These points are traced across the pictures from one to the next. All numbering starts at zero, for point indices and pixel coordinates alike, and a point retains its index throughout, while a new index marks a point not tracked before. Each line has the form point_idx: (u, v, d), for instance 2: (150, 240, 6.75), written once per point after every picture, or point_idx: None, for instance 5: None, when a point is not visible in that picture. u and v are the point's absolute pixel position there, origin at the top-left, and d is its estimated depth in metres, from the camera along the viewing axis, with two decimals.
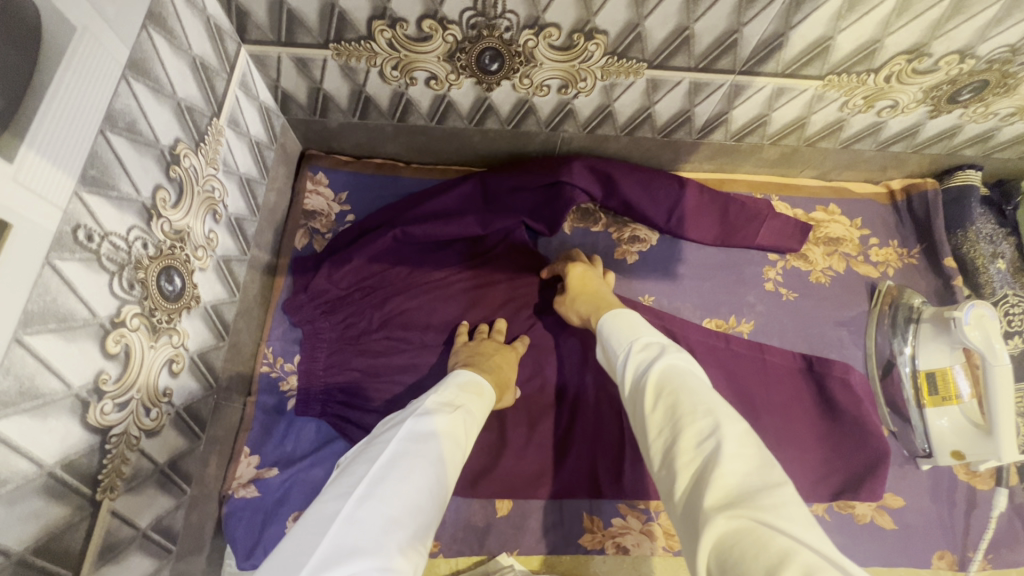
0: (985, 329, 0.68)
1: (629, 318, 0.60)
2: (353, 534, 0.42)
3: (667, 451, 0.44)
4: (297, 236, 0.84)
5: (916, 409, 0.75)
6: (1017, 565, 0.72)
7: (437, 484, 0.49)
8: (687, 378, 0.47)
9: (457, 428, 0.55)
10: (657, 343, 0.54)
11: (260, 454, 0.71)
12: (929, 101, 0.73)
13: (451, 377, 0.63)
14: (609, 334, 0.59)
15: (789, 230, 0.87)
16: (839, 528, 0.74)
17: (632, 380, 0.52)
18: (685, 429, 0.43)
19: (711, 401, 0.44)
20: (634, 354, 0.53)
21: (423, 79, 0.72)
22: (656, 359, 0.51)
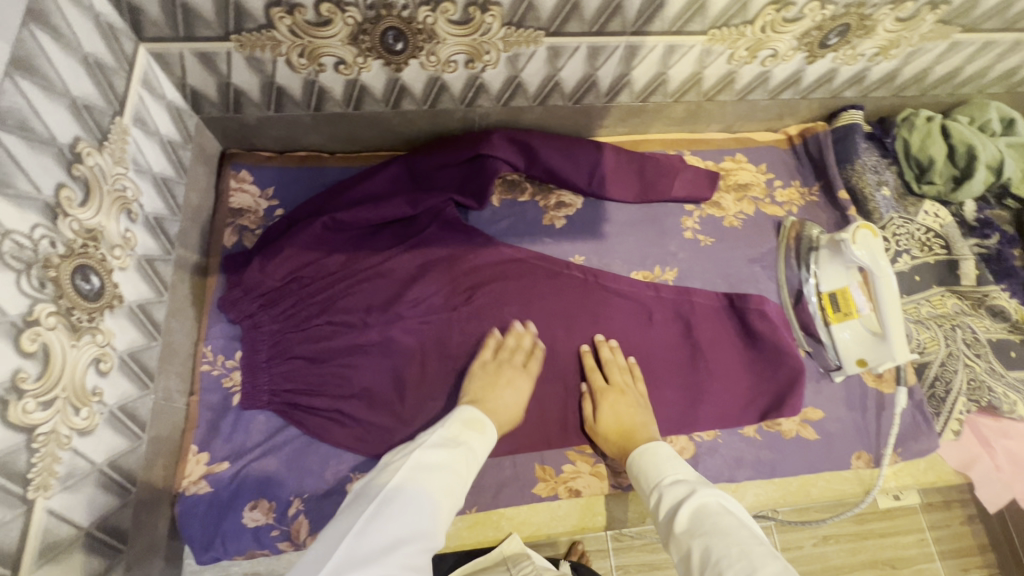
0: (868, 244, 0.76)
1: (653, 455, 0.65)
2: (355, 556, 0.47)
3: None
4: (226, 235, 0.83)
5: (824, 327, 0.82)
6: (922, 454, 0.81)
7: (435, 511, 0.53)
8: (721, 518, 0.52)
9: (455, 459, 0.59)
10: (690, 483, 0.59)
11: (209, 451, 0.71)
12: (804, 47, 0.81)
13: (457, 412, 0.67)
14: (639, 475, 0.65)
15: (700, 179, 0.93)
16: (769, 445, 0.81)
17: (667, 519, 0.57)
18: (723, 574, 0.47)
19: (744, 542, 0.49)
20: (665, 495, 0.59)
21: (331, 65, 0.73)
22: (686, 501, 0.56)
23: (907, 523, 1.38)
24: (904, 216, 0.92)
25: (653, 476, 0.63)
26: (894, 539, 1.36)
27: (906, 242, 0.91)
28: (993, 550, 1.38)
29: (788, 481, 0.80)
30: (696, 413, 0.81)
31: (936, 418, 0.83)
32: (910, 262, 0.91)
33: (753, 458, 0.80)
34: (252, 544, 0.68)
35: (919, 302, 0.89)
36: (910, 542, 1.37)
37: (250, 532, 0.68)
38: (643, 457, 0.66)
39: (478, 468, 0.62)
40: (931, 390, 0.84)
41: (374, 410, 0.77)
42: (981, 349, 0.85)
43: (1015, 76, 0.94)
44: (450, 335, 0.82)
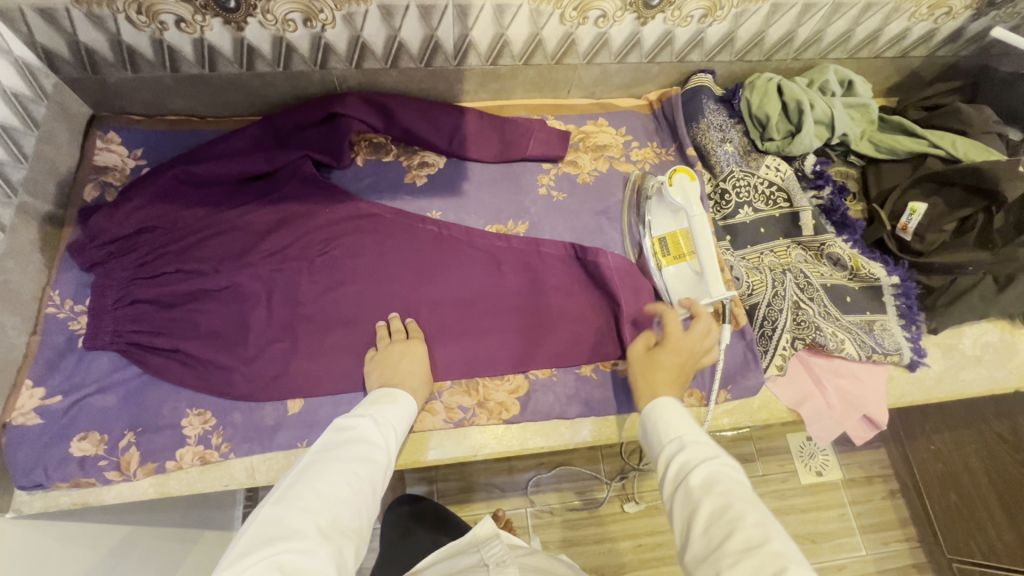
0: (683, 187, 0.81)
1: (670, 406, 0.61)
2: (272, 531, 0.48)
3: (710, 548, 0.47)
4: (86, 190, 0.87)
5: (658, 271, 0.86)
6: (752, 391, 0.85)
7: (356, 479, 0.55)
8: (737, 485, 0.50)
9: (371, 432, 0.62)
10: (707, 444, 0.56)
11: (44, 386, 0.74)
12: (630, 8, 0.86)
13: (367, 396, 0.70)
14: (652, 423, 0.61)
15: (554, 139, 0.98)
16: (603, 383, 0.84)
17: (676, 473, 0.54)
18: (735, 532, 0.46)
19: (759, 512, 0.48)
20: (683, 449, 0.56)
21: (172, 22, 0.78)
22: (704, 463, 0.53)
23: (826, 498, 1.39)
24: (746, 169, 0.96)
25: (671, 429, 0.59)
26: (814, 515, 1.36)
27: (747, 194, 0.94)
28: (914, 526, 1.37)
29: (622, 417, 0.83)
30: (531, 353, 0.84)
31: (765, 356, 0.86)
32: (754, 214, 0.94)
33: (586, 395, 0.83)
34: (77, 472, 0.71)
35: (764, 252, 0.93)
36: (832, 517, 1.37)
37: (76, 461, 0.72)
38: (658, 407, 0.62)
39: (395, 438, 0.64)
40: (762, 330, 0.87)
41: (216, 351, 0.80)
42: (814, 293, 0.89)
43: (853, 41, 0.99)
44: (301, 282, 0.86)
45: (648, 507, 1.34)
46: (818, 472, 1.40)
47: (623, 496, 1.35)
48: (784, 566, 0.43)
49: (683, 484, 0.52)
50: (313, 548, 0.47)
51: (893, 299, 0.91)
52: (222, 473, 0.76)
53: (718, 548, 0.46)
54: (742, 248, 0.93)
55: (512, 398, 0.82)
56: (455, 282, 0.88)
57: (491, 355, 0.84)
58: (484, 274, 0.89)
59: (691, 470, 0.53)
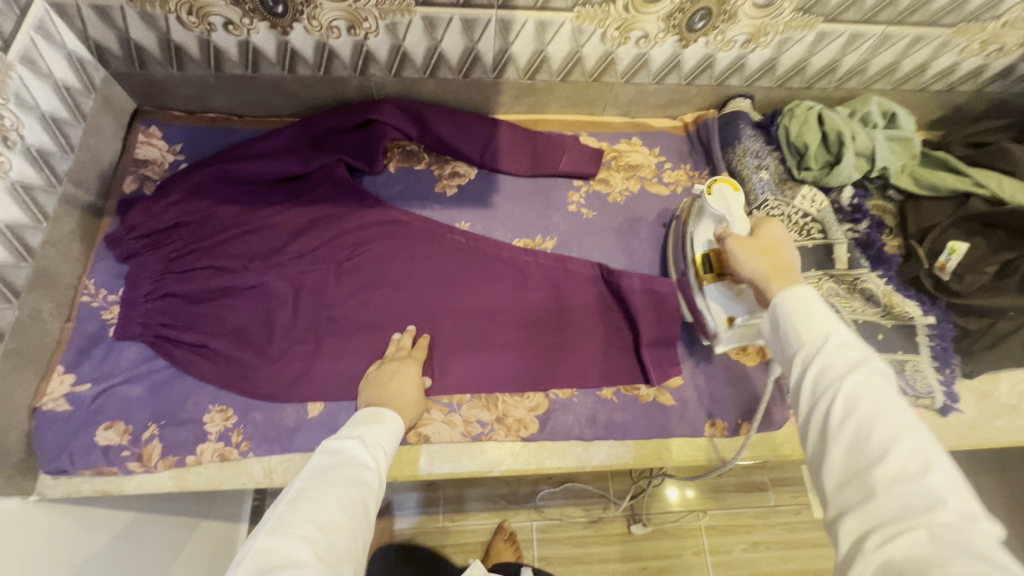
0: (722, 197, 0.77)
1: (808, 298, 0.52)
2: (268, 563, 0.45)
3: (853, 468, 0.42)
4: (127, 182, 0.89)
5: (698, 290, 0.80)
6: (776, 426, 0.84)
7: (350, 502, 0.53)
8: (885, 407, 0.43)
9: (361, 453, 0.59)
10: (854, 346, 0.48)
11: (75, 373, 0.76)
12: (673, 30, 0.85)
13: (352, 416, 0.67)
14: (787, 317, 0.52)
15: (587, 156, 0.98)
16: (624, 407, 0.83)
17: (812, 382, 0.47)
18: (882, 456, 0.41)
19: (914, 437, 0.42)
20: (821, 358, 0.48)
21: (220, 25, 0.80)
22: (850, 379, 0.45)
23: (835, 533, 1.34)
24: (780, 198, 0.94)
25: (809, 337, 0.50)
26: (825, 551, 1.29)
27: (780, 223, 0.92)
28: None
29: (641, 443, 0.82)
30: (551, 373, 0.83)
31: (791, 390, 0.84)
32: None
33: (607, 418, 0.82)
34: (101, 460, 0.72)
35: None
36: None
37: (100, 449, 0.73)
38: (796, 293, 0.53)
39: (386, 458, 0.61)
40: None
41: (241, 349, 0.81)
42: (844, 329, 0.87)
43: (898, 72, 0.97)
44: (326, 284, 0.86)
45: (655, 530, 1.32)
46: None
47: (631, 517, 1.33)
48: (944, 499, 0.38)
49: (823, 396, 0.46)
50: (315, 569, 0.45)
51: (928, 340, 0.88)
52: (240, 471, 0.77)
53: (863, 471, 0.42)
54: None
55: (531, 415, 0.82)
56: (479, 295, 0.88)
57: (511, 371, 0.83)
58: (509, 288, 0.89)
59: (834, 382, 0.46)
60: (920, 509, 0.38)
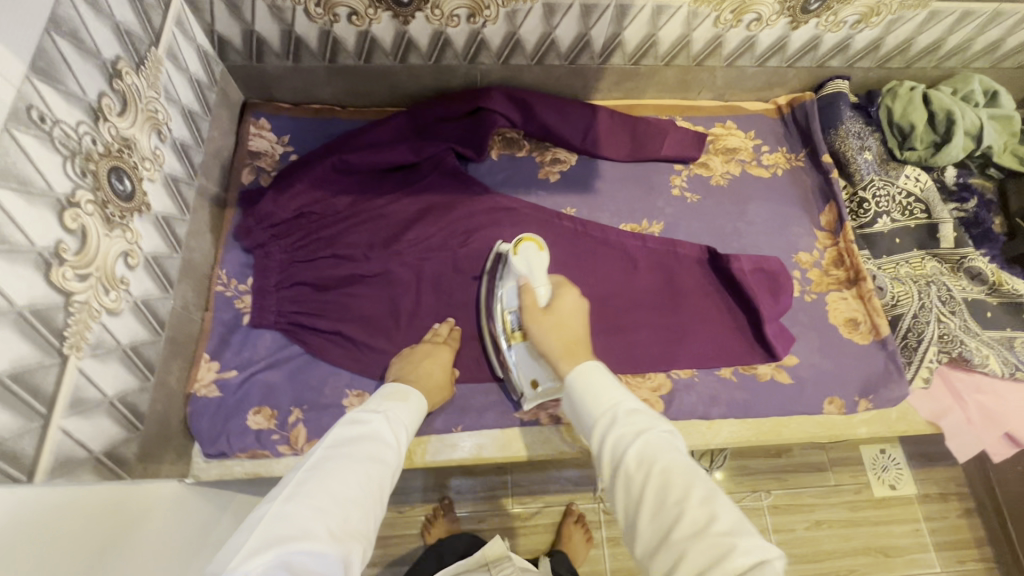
0: (529, 257, 0.77)
1: (594, 374, 0.59)
2: (280, 525, 0.46)
3: (661, 533, 0.46)
4: (243, 174, 0.91)
5: (509, 348, 0.79)
6: (893, 402, 0.84)
7: (367, 478, 0.53)
8: (676, 460, 0.49)
9: (383, 429, 0.59)
10: (636, 413, 0.54)
11: (220, 360, 0.78)
12: (787, 12, 0.86)
13: (381, 388, 0.67)
14: (579, 396, 0.58)
15: (689, 140, 0.99)
16: (743, 386, 0.85)
17: (610, 457, 0.52)
18: (682, 513, 0.45)
19: (706, 488, 0.47)
20: (616, 424, 0.53)
21: (345, 16, 0.81)
22: (636, 444, 0.51)
23: (896, 511, 1.26)
24: (885, 178, 0.95)
25: (601, 404, 0.56)
26: (889, 528, 1.24)
27: (887, 203, 0.94)
28: (990, 546, 1.25)
29: (762, 420, 0.84)
30: (673, 355, 0.85)
31: (909, 366, 0.85)
32: (890, 225, 0.94)
33: (729, 397, 0.84)
34: (254, 444, 0.75)
35: (899, 262, 0.92)
36: (904, 533, 1.24)
37: (253, 433, 0.75)
38: (584, 373, 0.60)
39: (406, 438, 0.62)
40: (904, 341, 0.87)
41: (372, 335, 0.83)
42: (956, 306, 0.87)
43: (1000, 50, 0.97)
44: (446, 272, 0.88)
45: None
46: (891, 486, 1.28)
47: None
48: (732, 545, 0.41)
49: (621, 462, 0.51)
50: (324, 551, 0.45)
51: None
52: None
53: (666, 531, 0.46)
54: (878, 257, 0.93)
55: (656, 396, 0.83)
56: (594, 279, 0.89)
57: (630, 353, 0.85)
58: (624, 272, 0.90)
59: (624, 449, 0.51)
60: (713, 556, 0.42)
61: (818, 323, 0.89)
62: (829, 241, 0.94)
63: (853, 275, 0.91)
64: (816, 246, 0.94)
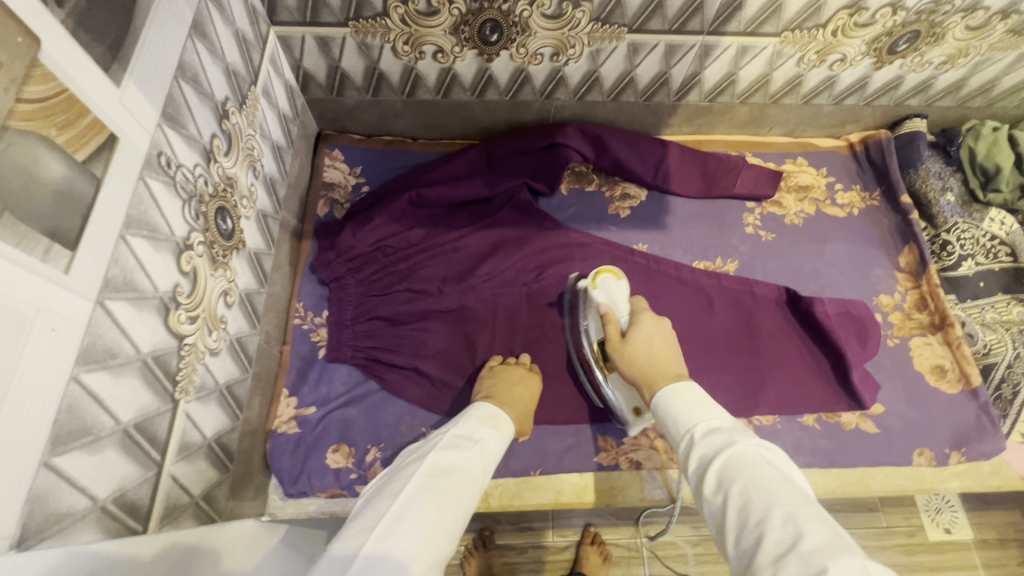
0: (608, 289, 0.77)
1: (683, 395, 0.58)
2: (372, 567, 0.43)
3: (748, 554, 0.42)
4: (319, 206, 0.91)
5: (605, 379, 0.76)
6: (989, 456, 0.80)
7: (454, 519, 0.51)
8: (759, 471, 0.46)
9: (476, 461, 0.57)
10: (720, 430, 0.53)
11: (298, 396, 0.77)
12: (873, 53, 0.84)
13: (474, 409, 0.65)
14: (668, 417, 0.58)
15: (763, 178, 0.97)
16: (827, 434, 0.82)
17: (696, 474, 0.51)
18: (767, 532, 0.42)
19: (790, 503, 0.43)
20: (702, 442, 0.52)
21: (431, 53, 0.81)
22: (722, 456, 0.49)
23: (955, 559, 1.13)
24: (969, 222, 0.93)
25: (685, 422, 0.56)
26: None
27: (971, 247, 0.92)
28: None
29: (848, 472, 0.80)
30: (754, 400, 0.83)
31: (1003, 419, 0.82)
32: (974, 268, 0.91)
33: (813, 446, 0.81)
34: (334, 483, 0.74)
35: (984, 307, 0.89)
36: None
37: (332, 472, 0.74)
38: (671, 395, 0.59)
39: (490, 472, 0.59)
40: (997, 392, 0.84)
41: (447, 372, 0.81)
42: None
43: None
44: (520, 309, 0.87)
45: None
46: (946, 529, 1.15)
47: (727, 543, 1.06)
48: (822, 566, 0.36)
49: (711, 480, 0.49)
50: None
51: None
52: None
53: (754, 552, 0.42)
54: (963, 300, 0.90)
55: None
56: (670, 317, 0.87)
57: (710, 396, 0.83)
58: (701, 309, 0.88)
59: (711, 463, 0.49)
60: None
61: (902, 370, 0.85)
62: (911, 283, 0.91)
63: (939, 319, 0.88)
64: (897, 288, 0.91)
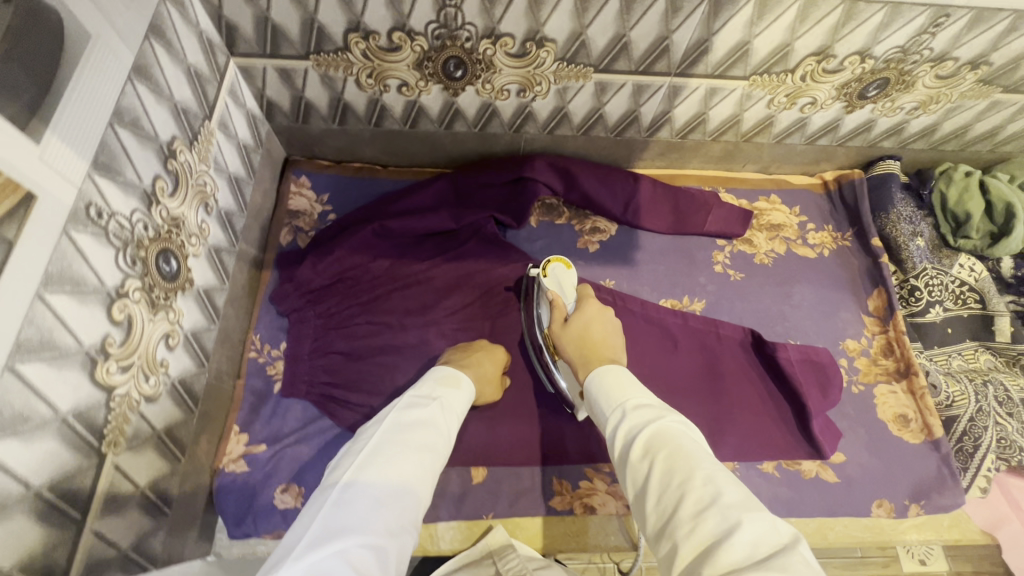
0: (557, 277, 0.81)
1: (619, 374, 0.59)
2: (338, 519, 0.43)
3: (668, 515, 0.45)
4: (282, 234, 0.90)
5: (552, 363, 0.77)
6: (948, 510, 0.80)
7: (424, 467, 0.51)
8: (681, 440, 0.48)
9: (438, 417, 0.56)
10: (647, 406, 0.54)
11: (249, 432, 0.76)
12: (843, 98, 0.83)
13: (431, 372, 0.65)
14: (597, 393, 0.58)
15: (734, 216, 0.96)
16: (786, 482, 0.81)
17: (620, 445, 0.52)
18: (687, 494, 0.44)
19: (708, 466, 0.45)
20: (628, 417, 0.53)
21: (395, 86, 0.80)
22: (647, 426, 0.51)
23: None
24: (938, 267, 0.93)
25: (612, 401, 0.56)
26: None
27: (939, 293, 0.91)
28: None
29: (806, 522, 0.79)
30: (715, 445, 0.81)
31: (964, 473, 0.81)
32: (942, 314, 0.91)
33: (771, 495, 0.80)
34: (281, 524, 0.73)
35: (952, 354, 0.90)
36: None
37: (279, 513, 0.73)
38: (608, 374, 0.60)
39: (458, 427, 0.59)
40: (958, 444, 0.82)
41: None
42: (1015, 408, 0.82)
43: None
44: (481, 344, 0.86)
45: None
46: (921, 562, 1.04)
47: None
48: (739, 519, 0.40)
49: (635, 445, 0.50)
50: (380, 547, 0.43)
51: None
52: None
53: (675, 512, 0.44)
54: (929, 348, 0.90)
55: None
56: (638, 358, 0.85)
57: None
58: (668, 349, 0.86)
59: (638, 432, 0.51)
60: (722, 538, 0.40)
61: (865, 418, 0.85)
62: (878, 328, 0.91)
63: (904, 366, 0.87)
64: (863, 332, 0.90)
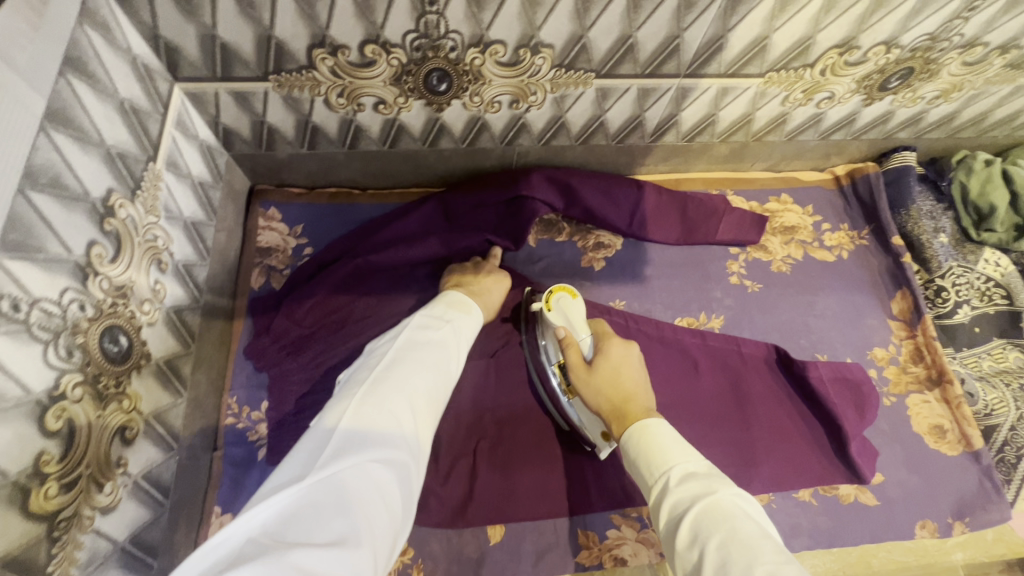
0: (564, 311, 0.71)
1: (655, 431, 0.51)
2: (360, 430, 0.42)
3: None
4: (253, 276, 0.80)
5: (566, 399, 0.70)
6: (992, 525, 0.76)
7: (437, 386, 0.50)
8: (737, 523, 0.40)
9: (450, 339, 0.56)
10: (694, 475, 0.46)
11: (232, 512, 0.67)
12: (863, 90, 0.77)
13: (441, 296, 0.63)
14: (634, 455, 0.51)
15: (747, 221, 0.89)
16: (826, 511, 0.75)
17: (667, 526, 0.44)
18: None
19: (771, 561, 0.37)
20: (673, 490, 0.45)
21: (371, 104, 0.70)
22: (695, 503, 0.43)
23: None
24: (963, 264, 0.88)
25: (650, 468, 0.48)
26: None
27: (966, 292, 0.86)
28: None
29: (848, 551, 0.74)
30: (748, 476, 0.75)
31: (1008, 485, 0.77)
32: (971, 313, 0.86)
33: (810, 525, 0.75)
34: None
35: (981, 356, 0.84)
36: None
37: None
38: (642, 432, 0.52)
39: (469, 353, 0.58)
40: (999, 454, 0.79)
41: None
42: None
43: None
44: (488, 386, 0.77)
45: None
46: None
47: None
48: None
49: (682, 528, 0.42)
50: (399, 455, 0.42)
51: None
52: None
53: None
54: (959, 350, 0.85)
55: None
56: (663, 383, 0.78)
57: None
58: (690, 370, 0.80)
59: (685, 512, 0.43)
60: None
61: (901, 432, 0.80)
62: (905, 332, 0.86)
63: (936, 373, 0.82)
64: (891, 339, 0.85)
